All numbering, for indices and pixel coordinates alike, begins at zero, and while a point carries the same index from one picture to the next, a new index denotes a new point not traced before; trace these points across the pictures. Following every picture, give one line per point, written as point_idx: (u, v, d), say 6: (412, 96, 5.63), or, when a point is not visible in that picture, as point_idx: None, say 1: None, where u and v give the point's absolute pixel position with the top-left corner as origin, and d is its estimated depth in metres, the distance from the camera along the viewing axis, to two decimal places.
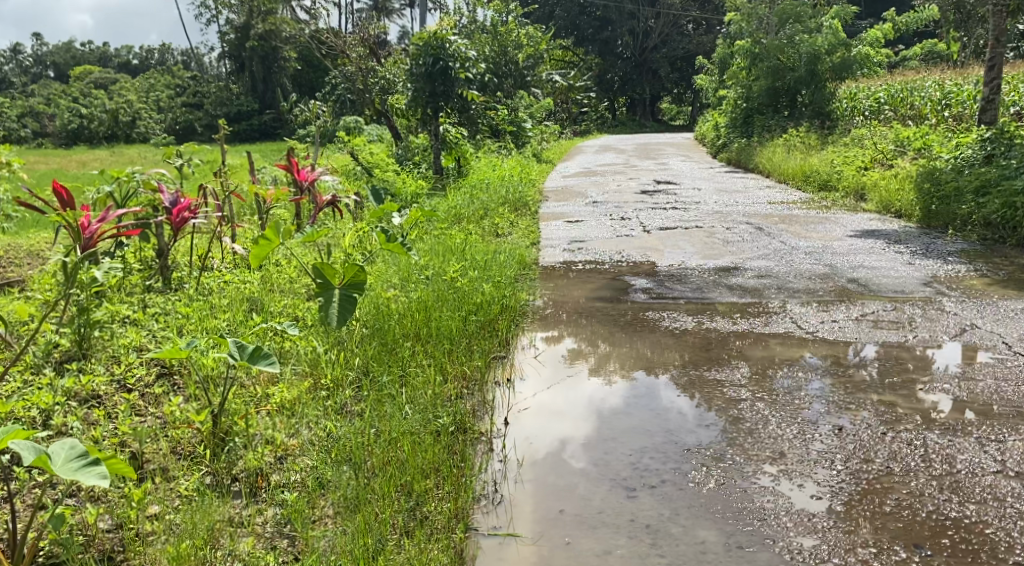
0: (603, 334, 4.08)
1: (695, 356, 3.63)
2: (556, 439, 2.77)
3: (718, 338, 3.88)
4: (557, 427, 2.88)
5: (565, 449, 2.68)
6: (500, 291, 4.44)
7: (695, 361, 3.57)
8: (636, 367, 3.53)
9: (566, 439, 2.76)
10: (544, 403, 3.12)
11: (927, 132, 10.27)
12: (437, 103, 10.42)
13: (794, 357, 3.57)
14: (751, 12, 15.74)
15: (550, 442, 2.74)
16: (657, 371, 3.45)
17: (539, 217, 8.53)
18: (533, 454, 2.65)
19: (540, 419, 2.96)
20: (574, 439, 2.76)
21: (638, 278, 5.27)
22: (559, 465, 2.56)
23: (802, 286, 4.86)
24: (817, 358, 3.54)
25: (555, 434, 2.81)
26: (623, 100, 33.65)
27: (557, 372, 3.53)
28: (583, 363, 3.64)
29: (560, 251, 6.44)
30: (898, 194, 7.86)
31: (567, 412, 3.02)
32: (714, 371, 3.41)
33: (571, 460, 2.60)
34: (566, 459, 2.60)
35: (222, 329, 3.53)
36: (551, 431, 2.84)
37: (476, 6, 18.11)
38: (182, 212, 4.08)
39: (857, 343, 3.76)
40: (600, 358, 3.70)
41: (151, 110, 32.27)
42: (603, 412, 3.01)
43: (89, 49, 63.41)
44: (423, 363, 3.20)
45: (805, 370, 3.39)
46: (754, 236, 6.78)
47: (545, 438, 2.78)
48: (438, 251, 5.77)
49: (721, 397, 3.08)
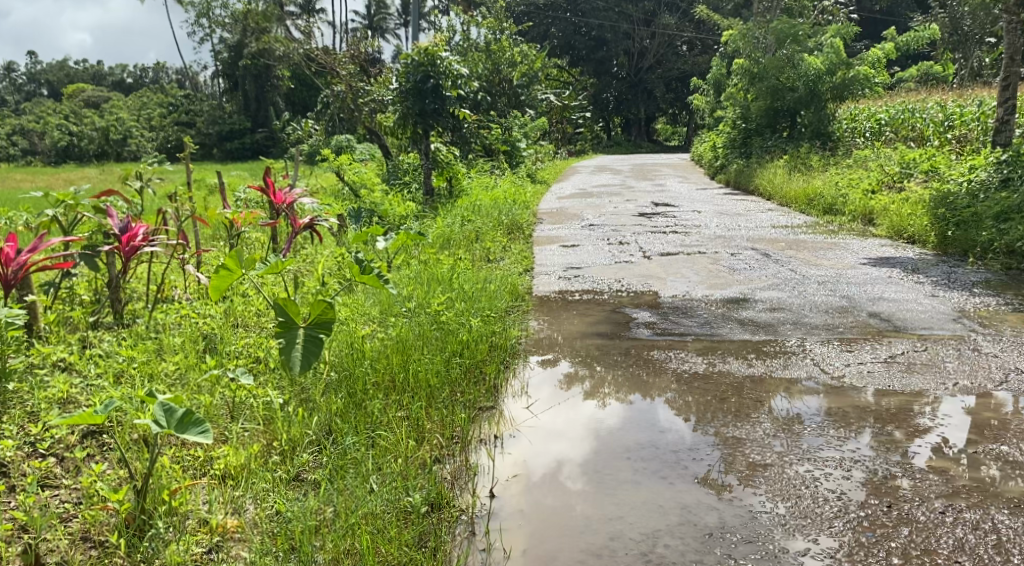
0: (598, 357, 3.93)
1: (705, 398, 3.28)
2: (552, 460, 2.72)
3: (734, 384, 3.45)
4: (557, 447, 2.83)
5: (561, 469, 2.63)
6: (489, 329, 4.01)
7: (702, 402, 3.25)
8: (631, 390, 3.42)
9: (563, 459, 2.71)
10: (532, 450, 2.81)
11: (933, 154, 9.91)
12: (427, 122, 10.00)
13: (825, 408, 3.14)
14: (749, 32, 15.47)
15: (546, 463, 2.69)
16: (652, 395, 3.35)
17: (533, 240, 8.14)
18: (528, 477, 2.59)
19: (540, 439, 2.91)
20: (570, 460, 2.71)
21: (640, 311, 4.84)
22: (555, 487, 2.51)
23: (821, 322, 4.43)
24: (815, 391, 3.34)
25: (553, 455, 2.76)
26: (618, 120, 33.51)
27: (556, 394, 3.42)
28: (577, 386, 3.54)
29: (554, 278, 6.04)
30: (910, 219, 7.48)
31: (566, 433, 2.97)
32: (730, 421, 3.02)
33: (568, 482, 2.54)
34: (562, 480, 2.55)
35: (166, 375, 3.07)
36: (548, 451, 2.80)
37: (470, 24, 17.81)
38: (132, 240, 3.65)
39: (891, 391, 3.33)
40: (595, 379, 3.59)
41: (142, 129, 31.84)
42: (601, 434, 2.96)
43: (81, 66, 63.01)
44: (398, 419, 2.79)
45: (833, 424, 2.98)
46: (762, 263, 6.36)
47: (541, 458, 2.72)
48: (424, 280, 5.35)
49: (748, 466, 2.60)
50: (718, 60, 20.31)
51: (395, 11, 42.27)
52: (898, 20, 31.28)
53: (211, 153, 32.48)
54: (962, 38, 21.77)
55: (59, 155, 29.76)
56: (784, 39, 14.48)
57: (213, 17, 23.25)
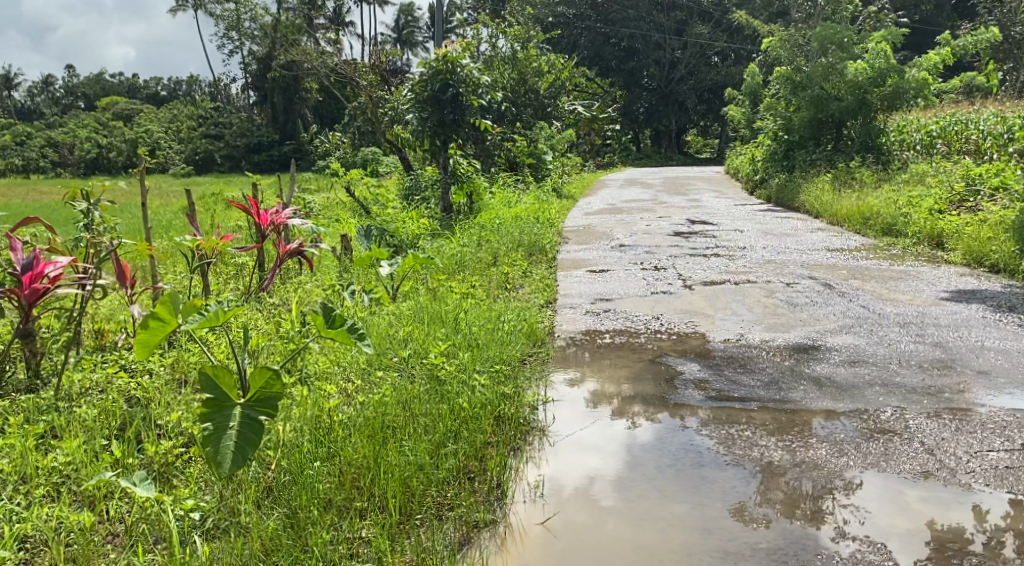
0: (626, 376, 3.75)
1: (797, 509, 2.45)
2: (585, 475, 2.70)
3: (808, 472, 2.66)
4: (588, 462, 2.80)
5: (593, 485, 2.62)
6: (497, 393, 3.16)
7: (799, 518, 2.41)
8: (661, 409, 3.27)
9: (595, 475, 2.70)
10: (559, 471, 2.73)
11: (1004, 167, 8.83)
12: (446, 134, 9.20)
13: (936, 530, 2.34)
14: (791, 38, 14.43)
15: (578, 477, 2.68)
16: (683, 415, 3.20)
17: (557, 264, 7.25)
18: (561, 490, 2.59)
19: (572, 454, 2.87)
20: (602, 476, 2.69)
21: (685, 361, 3.96)
22: (586, 502, 2.50)
23: (919, 383, 3.53)
24: (890, 487, 2.57)
25: (585, 469, 2.75)
26: (648, 131, 32.64)
27: (585, 409, 3.33)
28: (606, 405, 3.37)
29: (581, 312, 5.18)
30: (991, 245, 6.55)
31: (600, 447, 2.93)
32: (835, 543, 2.29)
33: (599, 497, 2.54)
34: (594, 495, 2.55)
35: (57, 472, 2.35)
36: (581, 465, 2.78)
37: (496, 32, 17.02)
38: (36, 282, 2.85)
39: (992, 489, 2.55)
40: (624, 400, 3.42)
41: (169, 141, 31.63)
42: (635, 447, 2.91)
43: (117, 80, 63.49)
44: (353, 554, 2.09)
45: (940, 537, 2.31)
46: (824, 297, 5.44)
47: (573, 472, 2.72)
48: (425, 319, 4.49)
49: (787, 503, 2.48)
50: (755, 68, 19.25)
51: (423, 23, 41.64)
52: (938, 29, 29.95)
53: (238, 166, 32.16)
54: (1012, 46, 20.48)
55: (88, 167, 29.59)
56: (828, 47, 13.37)
57: (242, 30, 22.86)
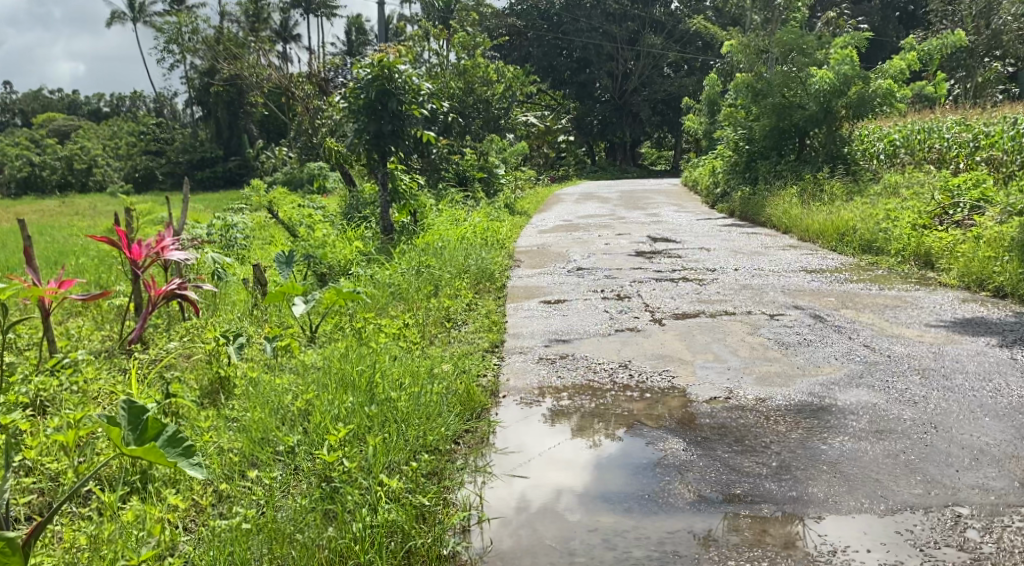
0: (587, 393, 3.60)
1: None
2: (552, 489, 2.64)
3: None
4: (555, 475, 2.74)
5: (560, 498, 2.57)
6: (407, 515, 2.29)
7: None
8: (621, 424, 3.17)
9: (562, 488, 2.64)
10: (526, 486, 2.66)
11: (982, 177, 8.20)
12: (385, 146, 8.19)
13: None
14: (750, 46, 13.70)
15: (546, 492, 2.62)
16: (645, 431, 3.09)
17: (508, 293, 6.33)
18: (526, 506, 2.52)
19: (539, 466, 2.81)
20: (570, 488, 2.64)
21: (665, 436, 3.04)
22: (552, 519, 2.44)
23: (973, 464, 2.70)
24: None
25: (551, 483, 2.69)
26: (603, 144, 32.03)
27: (546, 423, 3.22)
28: (565, 421, 3.24)
29: (532, 359, 4.26)
30: (991, 267, 5.84)
31: (566, 457, 2.88)
32: None
33: (566, 511, 2.48)
34: (561, 510, 2.48)
35: None
36: (547, 478, 2.72)
37: (441, 40, 16.08)
38: None
39: None
40: (584, 416, 3.28)
41: (107, 158, 29.91)
42: (601, 459, 2.84)
43: (55, 96, 60.90)
44: None
45: None
46: (819, 333, 4.62)
47: (541, 486, 2.66)
48: (332, 378, 3.42)
49: None
50: (711, 78, 18.63)
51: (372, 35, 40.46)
52: (888, 40, 29.84)
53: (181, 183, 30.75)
54: (967, 53, 20.18)
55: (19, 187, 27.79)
56: (788, 53, 12.75)
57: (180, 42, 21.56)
